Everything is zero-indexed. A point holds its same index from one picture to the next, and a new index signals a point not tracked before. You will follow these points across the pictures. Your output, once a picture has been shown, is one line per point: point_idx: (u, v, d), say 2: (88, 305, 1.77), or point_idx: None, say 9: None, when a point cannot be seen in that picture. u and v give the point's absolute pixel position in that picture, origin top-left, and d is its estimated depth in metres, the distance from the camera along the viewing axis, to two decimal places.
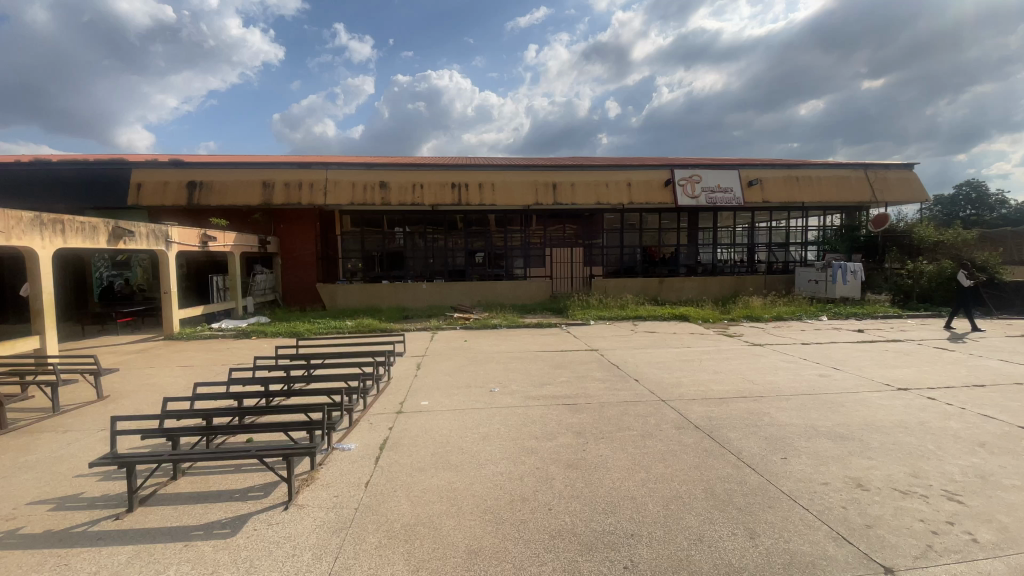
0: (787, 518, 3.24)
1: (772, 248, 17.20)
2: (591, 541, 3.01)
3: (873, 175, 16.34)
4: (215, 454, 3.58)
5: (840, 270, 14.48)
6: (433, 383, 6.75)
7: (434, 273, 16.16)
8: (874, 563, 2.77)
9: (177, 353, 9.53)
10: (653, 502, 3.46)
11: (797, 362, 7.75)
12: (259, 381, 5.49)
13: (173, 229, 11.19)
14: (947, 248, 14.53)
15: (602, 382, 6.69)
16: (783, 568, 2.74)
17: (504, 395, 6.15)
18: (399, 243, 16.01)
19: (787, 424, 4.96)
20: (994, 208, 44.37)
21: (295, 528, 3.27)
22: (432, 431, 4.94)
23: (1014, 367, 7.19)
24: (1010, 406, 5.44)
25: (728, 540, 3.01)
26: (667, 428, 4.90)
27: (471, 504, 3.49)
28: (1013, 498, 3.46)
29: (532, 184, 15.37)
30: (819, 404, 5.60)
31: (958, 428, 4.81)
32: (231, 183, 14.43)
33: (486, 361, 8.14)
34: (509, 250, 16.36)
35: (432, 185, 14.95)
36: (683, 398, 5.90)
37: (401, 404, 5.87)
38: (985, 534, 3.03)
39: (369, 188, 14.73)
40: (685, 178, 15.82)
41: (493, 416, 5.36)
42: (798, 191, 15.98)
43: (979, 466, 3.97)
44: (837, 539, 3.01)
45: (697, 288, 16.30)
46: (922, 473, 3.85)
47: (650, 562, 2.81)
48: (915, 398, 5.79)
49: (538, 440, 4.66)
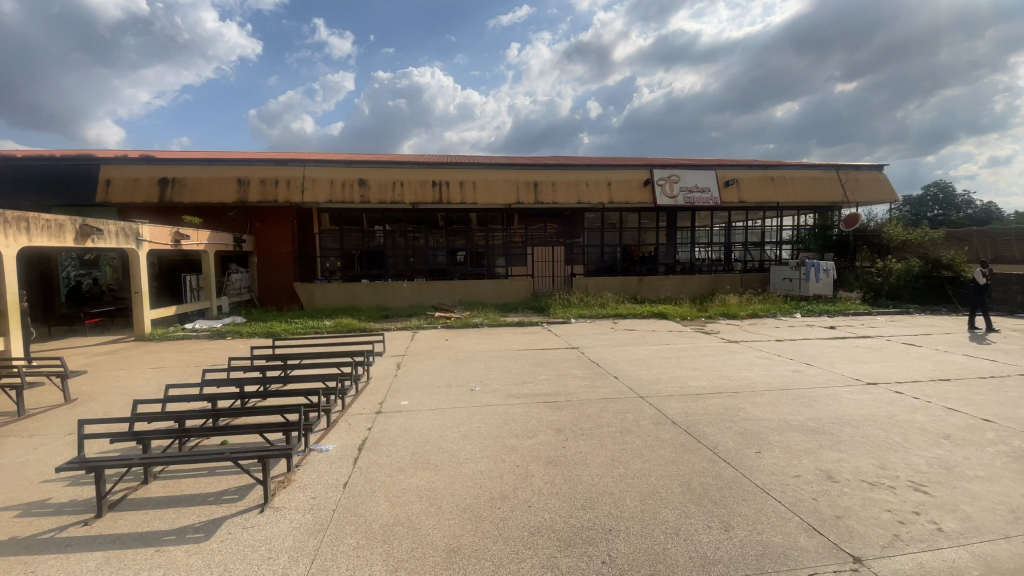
0: (760, 510, 3.32)
1: (748, 247, 17.56)
2: (570, 537, 3.03)
3: (845, 175, 16.77)
4: (188, 457, 3.49)
5: (813, 268, 14.89)
6: (413, 383, 6.71)
7: (415, 272, 16.03)
8: (843, 553, 2.85)
9: (149, 354, 9.26)
10: (631, 497, 3.51)
11: (772, 358, 7.93)
12: (233, 382, 5.38)
13: (143, 228, 10.85)
14: (914, 246, 15.02)
15: (582, 380, 6.75)
16: (756, 560, 2.80)
17: (485, 394, 6.14)
18: (379, 241, 15.87)
19: (762, 419, 5.07)
20: (960, 208, 46.15)
21: (271, 530, 3.22)
22: (411, 431, 4.90)
23: (977, 362, 7.49)
24: (973, 399, 5.66)
25: (704, 533, 3.06)
26: (646, 424, 4.96)
27: (451, 504, 3.47)
28: (976, 489, 3.60)
29: (513, 183, 15.37)
30: (792, 399, 5.74)
31: (925, 421, 4.99)
32: (205, 180, 14.05)
33: (467, 360, 8.11)
34: (491, 249, 16.37)
35: (413, 183, 14.82)
36: (661, 394, 6.00)
37: (381, 404, 5.81)
38: (949, 524, 3.15)
39: (348, 185, 14.51)
40: (663, 178, 16.02)
41: (473, 415, 5.34)
42: (773, 190, 16.34)
43: (945, 457, 4.12)
44: (808, 530, 3.09)
45: (676, 286, 16.62)
46: (889, 465, 3.99)
47: (627, 555, 2.85)
48: (884, 392, 5.99)
49: (519, 437, 4.67)
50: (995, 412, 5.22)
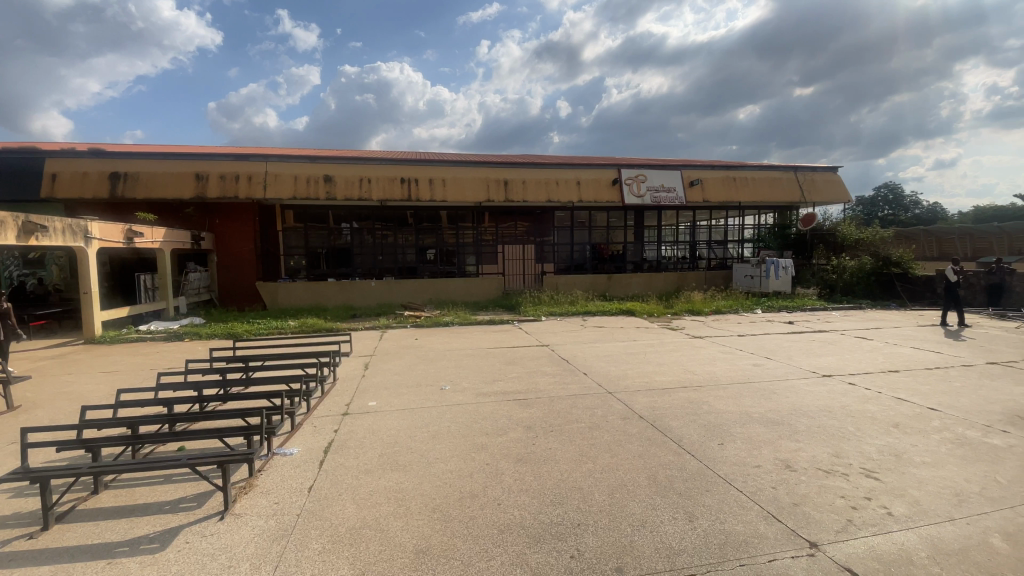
0: (723, 500, 3.42)
1: (712, 245, 18.02)
2: (539, 533, 3.05)
3: (803, 177, 17.44)
4: (142, 465, 3.33)
5: (773, 266, 15.44)
6: (381, 383, 6.61)
7: (384, 270, 15.81)
8: (800, 538, 2.98)
9: (100, 358, 8.78)
10: (599, 491, 3.55)
11: (734, 353, 8.19)
12: (191, 386, 5.18)
13: (92, 224, 10.26)
14: (867, 245, 15.73)
15: (552, 377, 6.80)
16: (719, 548, 2.89)
17: (455, 392, 6.11)
18: (346, 239, 15.60)
19: (725, 412, 5.22)
20: (908, 208, 48.75)
21: (232, 538, 3.10)
22: (380, 431, 4.83)
23: (923, 354, 7.94)
24: (920, 389, 6.00)
25: (670, 524, 3.13)
26: (614, 419, 5.04)
27: (419, 504, 3.44)
28: (922, 473, 3.82)
29: (483, 181, 15.28)
30: (754, 392, 5.94)
31: (876, 410, 5.25)
32: (160, 174, 13.43)
33: (437, 359, 8.04)
34: (461, 247, 16.27)
35: (381, 180, 14.54)
36: (628, 390, 6.10)
37: (348, 405, 5.69)
38: (898, 508, 3.32)
39: (313, 182, 14.12)
40: (631, 178, 16.25)
41: (443, 414, 5.29)
42: (735, 191, 16.83)
43: (894, 444, 4.35)
44: (768, 517, 3.21)
45: (643, 284, 16.96)
46: (843, 453, 4.17)
47: (596, 550, 2.87)
48: (838, 384, 6.27)
49: (489, 435, 4.67)
50: (940, 401, 5.54)
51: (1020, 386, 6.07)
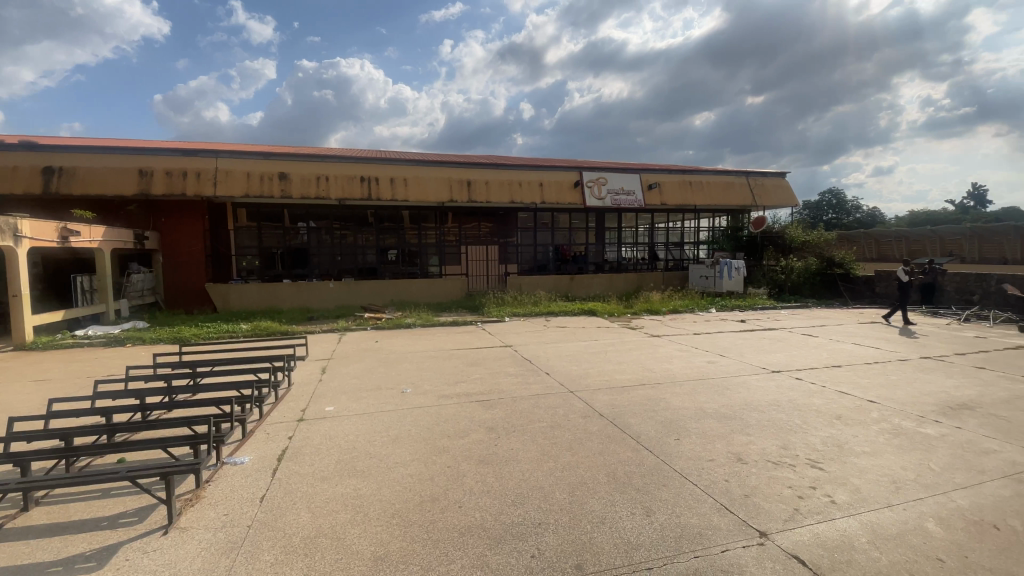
0: (678, 494, 3.52)
1: (670, 246, 18.55)
2: (500, 534, 3.04)
3: (754, 182, 18.28)
4: (78, 478, 3.11)
5: (726, 267, 16.04)
6: (339, 387, 6.42)
7: (342, 271, 15.43)
8: (750, 528, 3.10)
9: (30, 366, 8.15)
10: (560, 490, 3.58)
11: (690, 351, 8.46)
12: (132, 393, 4.89)
13: (22, 221, 9.50)
14: (812, 246, 16.70)
15: (514, 377, 6.82)
16: (675, 541, 2.96)
17: (416, 395, 6.01)
18: (303, 239, 15.12)
19: (681, 408, 5.37)
20: (850, 213, 51.78)
21: (176, 552, 2.95)
22: (337, 437, 4.70)
23: (863, 349, 8.44)
24: (860, 383, 6.38)
25: (628, 520, 3.19)
26: (575, 418, 5.09)
27: (378, 509, 3.36)
28: (863, 462, 4.05)
29: (446, 181, 15.14)
30: (708, 388, 6.14)
31: (821, 403, 5.53)
32: (100, 170, 12.63)
33: (398, 361, 7.91)
34: (423, 248, 16.07)
35: (339, 178, 14.17)
36: (589, 388, 6.19)
37: (303, 410, 5.50)
38: (841, 496, 3.51)
39: (267, 179, 13.62)
40: (592, 180, 16.51)
41: (403, 418, 5.19)
42: (691, 194, 17.41)
43: (837, 436, 4.60)
44: (721, 509, 3.32)
45: (604, 284, 17.27)
46: (790, 445, 4.37)
47: (556, 548, 2.89)
48: (786, 378, 6.58)
49: (451, 438, 4.62)
50: (878, 393, 5.89)
51: (949, 379, 6.55)
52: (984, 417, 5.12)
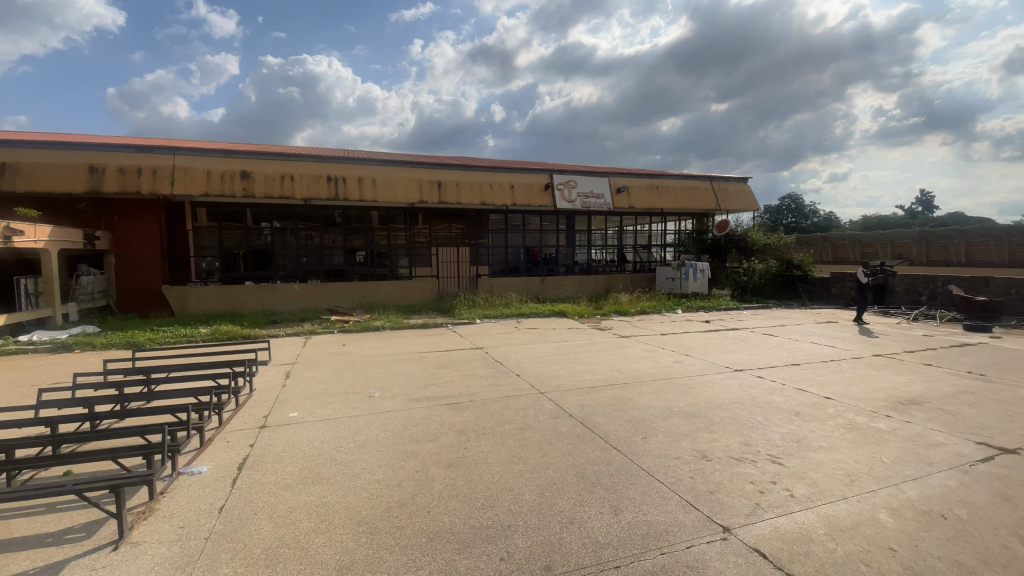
0: (645, 492, 3.57)
1: (638, 249, 18.90)
2: (469, 538, 3.01)
3: (718, 186, 18.78)
4: (18, 493, 2.92)
5: (692, 269, 16.47)
6: (303, 392, 6.25)
7: (308, 273, 15.06)
8: (714, 524, 3.18)
9: None
10: (529, 492, 3.58)
11: (657, 350, 8.63)
12: (80, 402, 4.62)
13: None
14: (773, 249, 17.26)
15: (485, 379, 6.80)
16: (641, 538, 3.01)
17: (385, 399, 5.91)
18: (267, 240, 14.68)
19: (648, 407, 5.46)
20: (808, 217, 54.04)
21: (127, 569, 2.80)
22: (302, 444, 4.57)
23: (820, 348, 8.80)
24: (817, 380, 6.64)
25: (596, 519, 3.21)
26: (545, 419, 5.12)
27: (344, 517, 3.29)
28: (820, 457, 4.21)
29: (416, 182, 14.98)
30: (674, 387, 6.27)
31: (781, 400, 5.73)
32: (45, 165, 11.93)
33: (366, 365, 7.78)
34: (393, 249, 15.85)
35: (305, 177, 13.83)
36: (559, 389, 6.24)
37: (266, 417, 5.33)
38: (799, 489, 3.64)
39: (228, 177, 13.17)
40: (562, 183, 16.66)
41: (370, 423, 5.10)
42: (659, 198, 17.77)
43: (796, 431, 4.77)
44: (686, 506, 3.39)
45: (574, 286, 17.46)
46: (752, 441, 4.50)
47: (525, 550, 2.89)
48: (748, 377, 6.79)
49: (420, 442, 4.56)
50: (834, 390, 6.15)
51: (899, 375, 6.89)
52: (931, 411, 5.41)
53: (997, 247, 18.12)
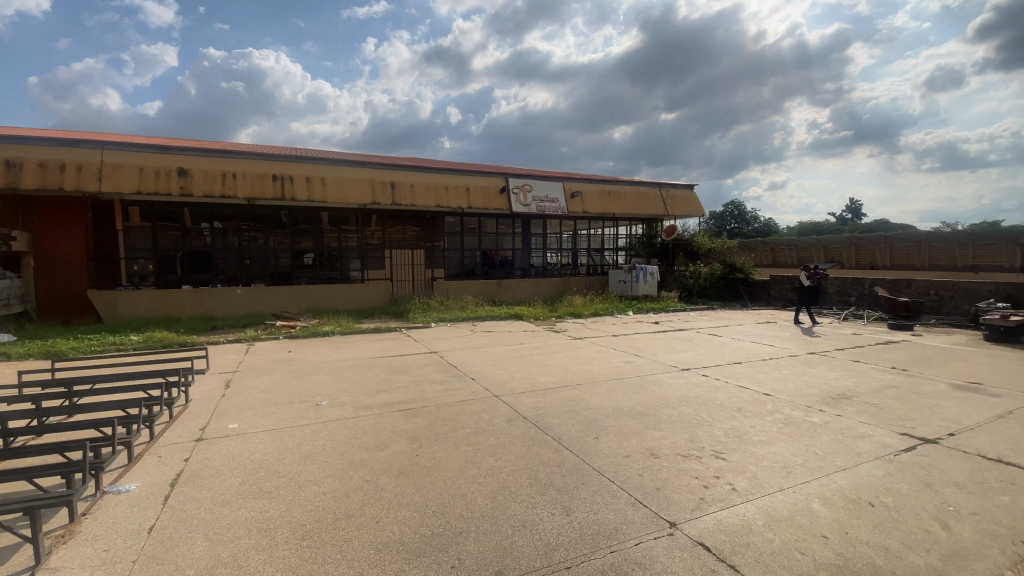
0: (596, 491, 3.64)
1: (592, 252, 19.29)
2: (419, 547, 2.96)
3: (667, 193, 19.51)
4: None
5: (643, 272, 16.98)
6: (245, 402, 5.95)
7: (252, 276, 14.40)
8: (661, 520, 3.27)
9: None
10: (482, 496, 3.56)
11: (609, 351, 8.84)
12: None
13: None
14: (718, 253, 18.20)
15: (439, 384, 6.72)
16: (593, 538, 3.06)
17: (333, 407, 5.72)
18: (207, 241, 13.92)
19: (599, 407, 5.56)
20: (749, 224, 57.01)
21: None
22: (242, 456, 4.35)
23: (761, 347, 9.28)
24: (757, 377, 7.00)
25: (548, 521, 3.24)
26: (499, 422, 5.12)
27: (287, 532, 3.15)
28: (760, 451, 4.43)
29: (368, 183, 14.66)
30: (624, 387, 6.43)
31: (724, 397, 6.00)
32: None
33: (315, 371, 7.51)
34: (344, 251, 15.45)
35: (249, 176, 13.22)
36: (513, 392, 6.26)
37: (203, 429, 5.03)
38: (741, 483, 3.81)
39: (164, 175, 12.40)
40: (518, 187, 16.79)
41: (317, 432, 4.91)
42: (611, 203, 18.24)
43: (738, 427, 5.00)
44: (635, 503, 3.48)
45: (530, 289, 17.60)
46: (697, 438, 4.68)
47: (476, 556, 2.87)
48: (694, 375, 7.07)
49: (369, 450, 4.44)
50: (772, 387, 6.50)
51: (830, 371, 7.38)
52: (859, 404, 5.81)
53: (917, 252, 19.79)
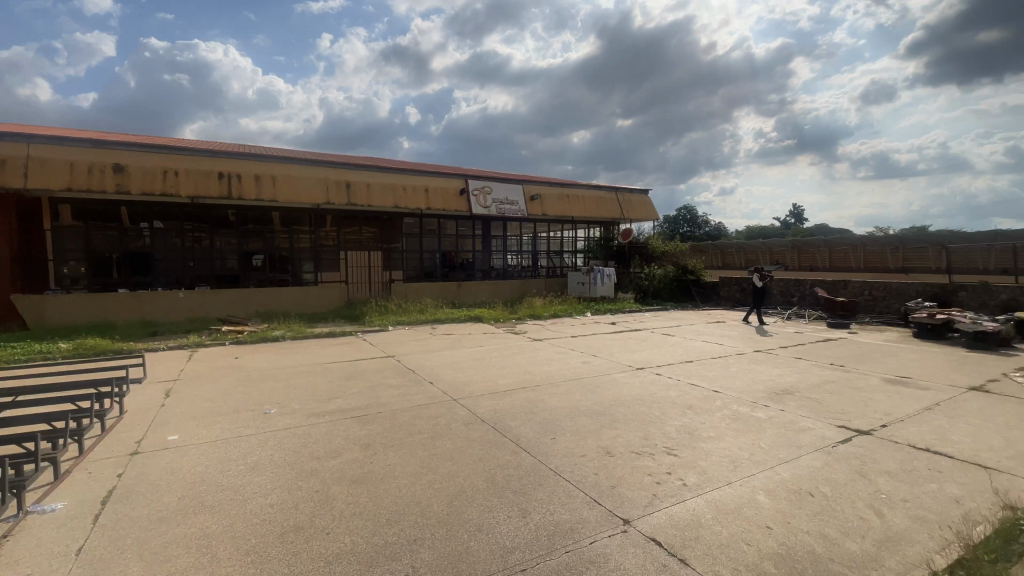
0: (552, 492, 3.67)
1: (551, 254, 19.50)
2: (372, 557, 2.89)
3: (622, 198, 20.04)
4: None
5: (600, 274, 17.34)
6: (187, 412, 5.63)
7: (197, 279, 13.70)
8: (615, 517, 3.33)
9: None
10: (438, 502, 3.52)
11: (567, 352, 8.95)
12: None
13: None
14: (671, 255, 18.88)
15: (396, 388, 6.60)
16: (549, 539, 3.08)
17: (283, 416, 5.50)
18: (146, 242, 13.16)
19: (557, 408, 5.62)
20: (701, 228, 59.24)
21: None
22: (184, 469, 4.12)
23: (711, 346, 9.64)
24: (707, 375, 7.27)
25: (504, 523, 3.24)
26: (457, 426, 5.08)
27: (230, 548, 3.00)
28: (709, 446, 4.59)
29: (322, 183, 14.26)
30: (581, 387, 6.52)
31: (676, 395, 6.19)
32: None
33: (265, 378, 7.22)
34: (296, 253, 15.05)
35: (194, 174, 12.57)
36: (472, 394, 6.23)
37: (140, 442, 4.73)
38: (691, 478, 3.95)
39: (98, 171, 11.61)
40: (477, 189, 16.76)
41: (266, 442, 4.71)
42: (569, 206, 18.55)
43: (689, 423, 5.17)
44: (590, 502, 3.53)
45: (490, 292, 17.62)
46: (650, 436, 4.80)
47: (430, 563, 2.84)
48: (649, 374, 7.26)
49: (321, 459, 4.30)
50: (721, 384, 6.76)
51: (775, 368, 7.76)
52: (800, 399, 6.14)
53: (853, 254, 21.13)
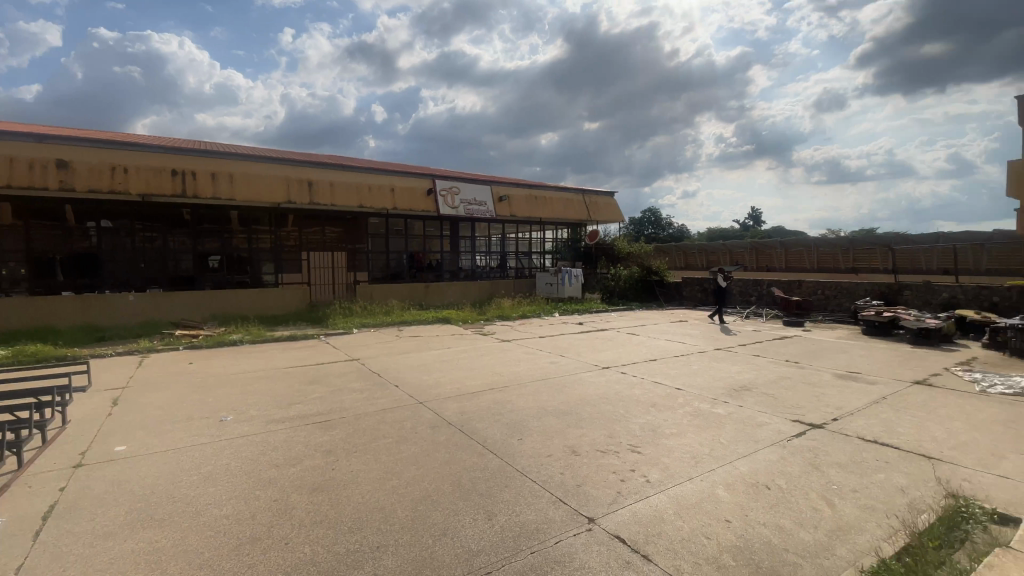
0: (519, 493, 3.68)
1: (519, 255, 19.53)
2: (333, 566, 2.82)
3: (589, 200, 20.30)
4: None
5: (568, 275, 17.52)
6: (136, 421, 5.36)
7: (148, 281, 13.10)
8: (580, 516, 3.37)
9: None
10: (402, 508, 3.47)
11: (535, 353, 9.00)
12: None
13: None
14: (636, 257, 19.34)
15: (361, 392, 6.48)
16: (515, 540, 3.08)
17: (240, 423, 5.30)
18: (93, 242, 12.65)
19: (524, 408, 5.63)
20: (665, 229, 60.67)
21: None
22: (132, 481, 3.91)
23: (675, 345, 9.88)
24: (670, 373, 7.44)
25: (470, 527, 3.22)
26: (423, 429, 5.02)
27: (181, 563, 2.86)
28: (672, 443, 4.70)
29: (284, 181, 13.86)
30: (548, 387, 6.56)
31: (640, 393, 6.31)
32: None
33: (222, 384, 6.95)
34: (254, 253, 14.49)
35: (145, 171, 11.98)
36: (438, 397, 6.17)
37: (84, 454, 4.47)
38: (654, 474, 4.03)
39: (39, 166, 10.90)
40: (445, 189, 16.62)
41: (222, 450, 4.54)
42: (537, 207, 18.67)
43: (653, 421, 5.28)
44: (556, 502, 3.56)
45: (458, 293, 17.62)
46: (615, 434, 4.87)
47: (393, 570, 2.79)
48: (614, 373, 7.37)
49: (280, 467, 4.17)
50: (683, 382, 6.93)
51: (734, 366, 8.02)
52: (758, 395, 6.36)
53: (807, 254, 22.08)
